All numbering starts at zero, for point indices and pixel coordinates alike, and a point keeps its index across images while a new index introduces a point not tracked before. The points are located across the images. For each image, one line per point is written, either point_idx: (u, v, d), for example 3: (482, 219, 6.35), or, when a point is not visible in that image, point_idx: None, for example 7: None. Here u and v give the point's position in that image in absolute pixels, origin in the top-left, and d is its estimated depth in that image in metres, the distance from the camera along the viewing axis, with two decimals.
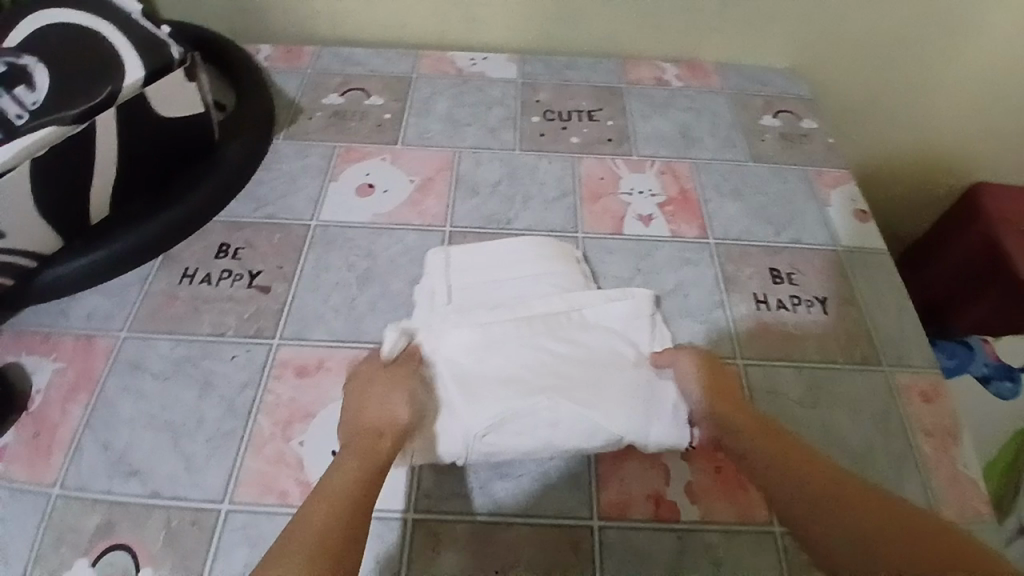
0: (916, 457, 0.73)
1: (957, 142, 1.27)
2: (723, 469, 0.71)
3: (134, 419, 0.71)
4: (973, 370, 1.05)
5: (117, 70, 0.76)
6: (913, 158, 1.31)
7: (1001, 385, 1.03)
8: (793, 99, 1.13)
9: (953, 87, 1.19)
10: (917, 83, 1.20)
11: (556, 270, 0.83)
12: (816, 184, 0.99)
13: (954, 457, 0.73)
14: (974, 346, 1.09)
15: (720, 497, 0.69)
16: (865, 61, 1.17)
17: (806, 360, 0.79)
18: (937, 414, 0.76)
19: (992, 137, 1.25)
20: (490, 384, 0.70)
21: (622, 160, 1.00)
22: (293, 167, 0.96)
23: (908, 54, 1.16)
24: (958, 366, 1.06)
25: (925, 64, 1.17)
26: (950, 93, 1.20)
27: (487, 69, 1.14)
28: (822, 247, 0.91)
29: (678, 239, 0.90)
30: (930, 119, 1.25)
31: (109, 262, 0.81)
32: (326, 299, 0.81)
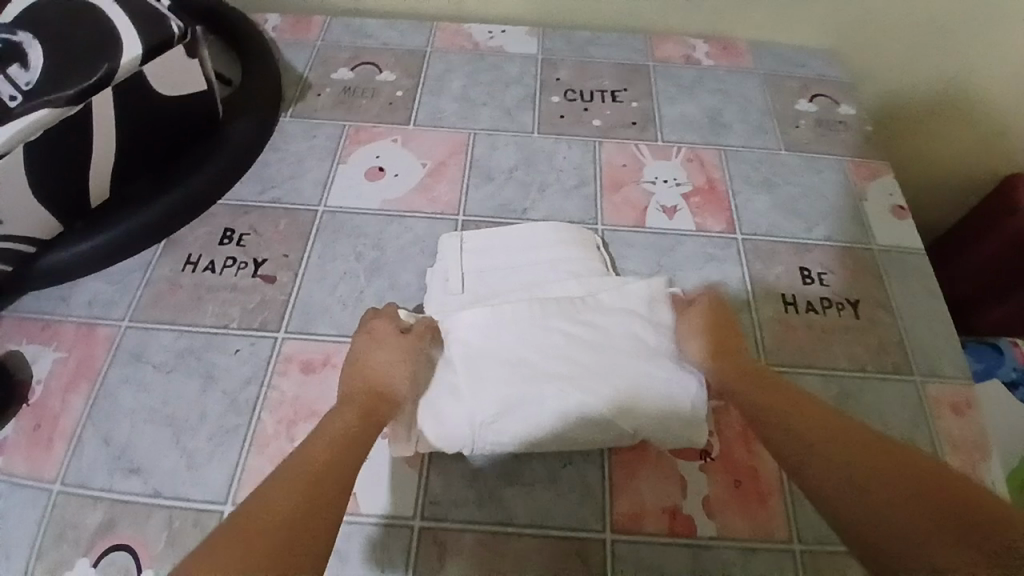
0: None
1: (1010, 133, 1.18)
2: (742, 482, 0.67)
3: (135, 413, 0.69)
4: (1001, 373, 1.01)
5: (114, 46, 0.71)
6: (960, 147, 1.21)
7: None
8: (831, 82, 1.06)
9: (1010, 70, 1.10)
10: (970, 65, 1.11)
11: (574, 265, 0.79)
12: (852, 176, 0.93)
13: (980, 472, 0.69)
14: (1001, 349, 1.05)
15: (737, 513, 0.66)
16: (903, 45, 1.10)
17: (834, 367, 0.75)
18: (969, 428, 0.72)
19: None
20: (497, 367, 0.67)
21: (646, 146, 0.94)
22: (300, 148, 0.91)
23: (960, 33, 1.07)
24: (986, 369, 1.01)
25: (979, 45, 1.08)
26: (1006, 77, 1.11)
27: (506, 43, 1.08)
28: (856, 245, 0.86)
29: (702, 233, 0.85)
30: (981, 106, 1.15)
31: (109, 247, 0.78)
32: (333, 291, 0.78)
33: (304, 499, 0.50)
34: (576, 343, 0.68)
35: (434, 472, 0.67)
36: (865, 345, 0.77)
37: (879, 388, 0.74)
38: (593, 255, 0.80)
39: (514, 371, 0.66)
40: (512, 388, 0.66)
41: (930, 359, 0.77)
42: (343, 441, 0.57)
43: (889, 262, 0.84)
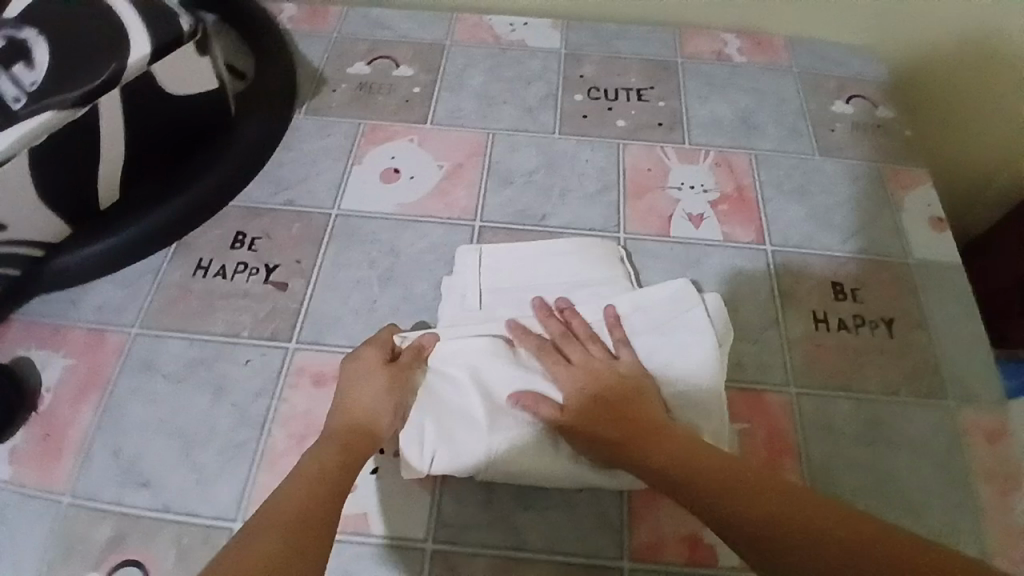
0: (980, 507, 0.65)
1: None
2: None
3: (145, 423, 0.68)
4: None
5: (122, 45, 0.70)
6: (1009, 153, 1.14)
7: None
8: (869, 80, 1.01)
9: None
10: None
11: (595, 277, 0.76)
12: (890, 184, 0.88)
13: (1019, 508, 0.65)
14: None
15: None
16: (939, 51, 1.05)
17: (866, 391, 0.71)
18: (1008, 460, 0.68)
19: None
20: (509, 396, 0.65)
21: (673, 149, 0.90)
22: (314, 147, 0.89)
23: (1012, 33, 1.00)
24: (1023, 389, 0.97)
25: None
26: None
27: (528, 37, 1.04)
28: (892, 260, 0.81)
29: (730, 244, 0.82)
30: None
31: (120, 250, 0.76)
32: (346, 300, 0.76)
33: (293, 540, 0.49)
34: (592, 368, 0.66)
35: (446, 493, 0.65)
36: (898, 367, 0.73)
37: (913, 413, 0.71)
38: (616, 268, 0.77)
39: (527, 390, 0.65)
40: (528, 409, 0.64)
41: (965, 384, 0.73)
42: (322, 493, 0.54)
43: (928, 278, 0.80)
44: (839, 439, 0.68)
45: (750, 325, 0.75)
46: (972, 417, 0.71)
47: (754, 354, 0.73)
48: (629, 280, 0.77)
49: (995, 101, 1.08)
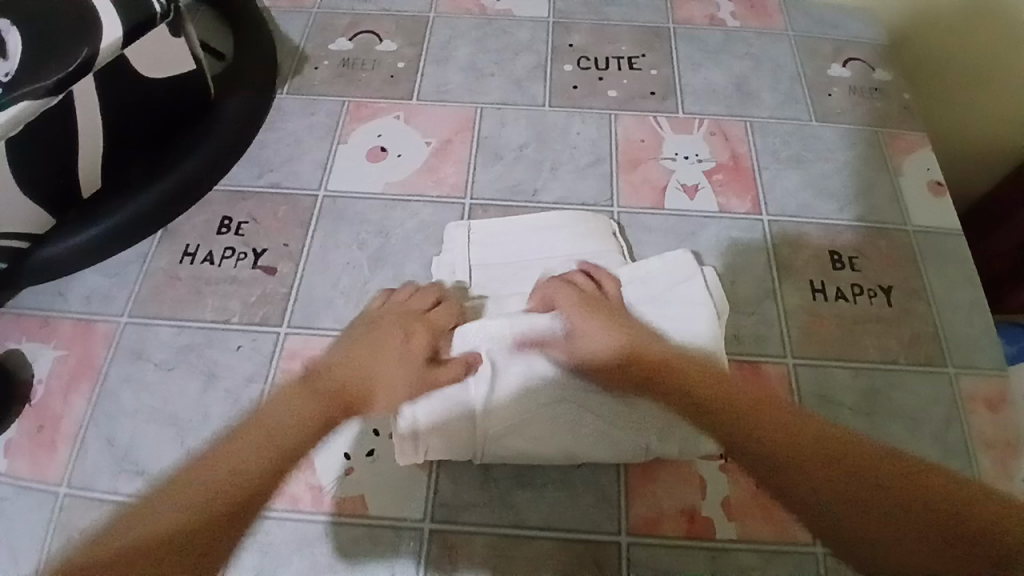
0: (977, 474, 0.66)
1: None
2: None
3: (138, 412, 0.67)
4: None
5: (90, 27, 0.67)
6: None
7: None
8: (867, 42, 0.98)
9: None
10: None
11: (588, 251, 0.74)
12: (887, 149, 0.87)
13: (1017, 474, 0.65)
14: None
15: (759, 516, 0.63)
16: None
17: (864, 361, 0.71)
18: (1005, 426, 0.68)
19: None
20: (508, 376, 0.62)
21: (666, 119, 0.88)
22: (298, 127, 0.87)
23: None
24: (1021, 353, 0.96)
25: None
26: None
27: (516, 6, 1.00)
28: (891, 226, 0.80)
29: (725, 214, 0.80)
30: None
31: (104, 240, 0.75)
32: (335, 282, 0.74)
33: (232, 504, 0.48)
34: None
35: (443, 474, 0.64)
36: (898, 334, 0.73)
37: (912, 381, 0.70)
38: (610, 243, 0.76)
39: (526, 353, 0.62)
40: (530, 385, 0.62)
41: (964, 350, 0.72)
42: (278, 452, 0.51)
43: (928, 245, 0.79)
44: (837, 408, 0.68)
45: (746, 297, 0.74)
46: (970, 383, 0.70)
47: (750, 326, 0.72)
48: (623, 253, 0.76)
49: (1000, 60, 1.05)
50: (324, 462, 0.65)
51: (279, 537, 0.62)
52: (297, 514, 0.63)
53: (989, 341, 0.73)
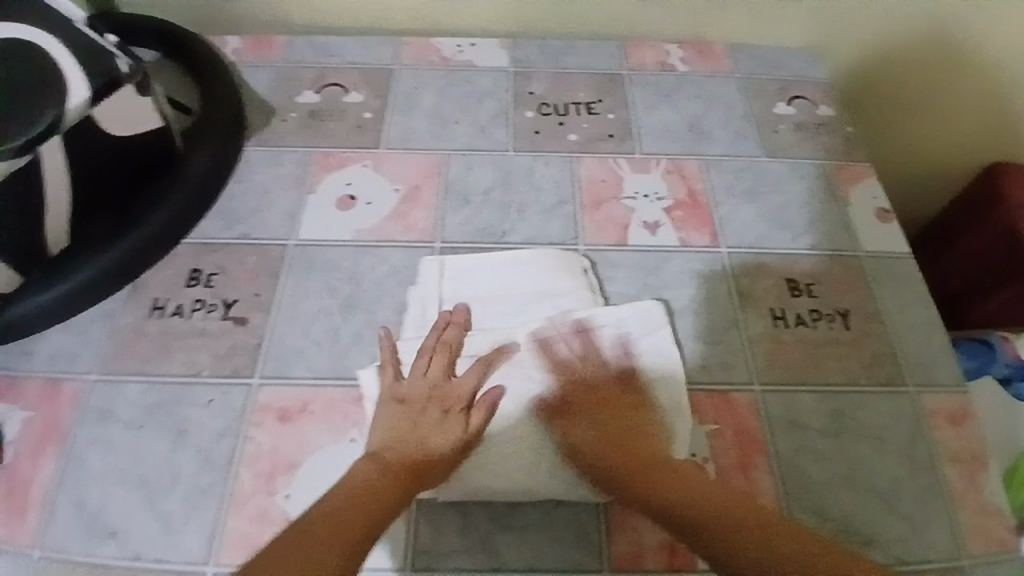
0: (944, 487, 0.68)
1: (1001, 120, 1.18)
2: None
3: (106, 474, 0.65)
4: (994, 369, 0.99)
5: (59, 93, 0.69)
6: (954, 133, 1.22)
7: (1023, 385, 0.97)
8: (809, 81, 1.05)
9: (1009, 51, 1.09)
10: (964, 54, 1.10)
11: (561, 289, 0.76)
12: (834, 180, 0.92)
13: (982, 485, 0.68)
14: (994, 345, 1.03)
15: None
16: (882, 33, 1.09)
17: (828, 384, 0.73)
18: (965, 438, 0.71)
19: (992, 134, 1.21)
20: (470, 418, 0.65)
21: (625, 159, 0.92)
22: (266, 178, 0.88)
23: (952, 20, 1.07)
24: (978, 367, 1.00)
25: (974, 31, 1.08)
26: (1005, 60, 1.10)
27: (477, 56, 1.05)
28: (843, 253, 0.84)
29: (686, 248, 0.83)
30: (974, 94, 1.15)
31: (69, 297, 0.74)
32: (306, 331, 0.74)
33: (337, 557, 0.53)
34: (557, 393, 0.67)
35: (423, 520, 0.64)
36: (859, 356, 0.76)
37: (877, 400, 0.73)
38: (579, 280, 0.78)
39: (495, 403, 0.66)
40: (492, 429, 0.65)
41: (926, 367, 0.76)
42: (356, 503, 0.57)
43: (880, 267, 0.83)
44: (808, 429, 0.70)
45: (712, 326, 0.77)
46: (930, 400, 0.73)
47: (717, 354, 0.74)
48: (592, 290, 0.78)
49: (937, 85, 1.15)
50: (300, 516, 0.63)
51: None
52: None
53: (945, 358, 0.76)
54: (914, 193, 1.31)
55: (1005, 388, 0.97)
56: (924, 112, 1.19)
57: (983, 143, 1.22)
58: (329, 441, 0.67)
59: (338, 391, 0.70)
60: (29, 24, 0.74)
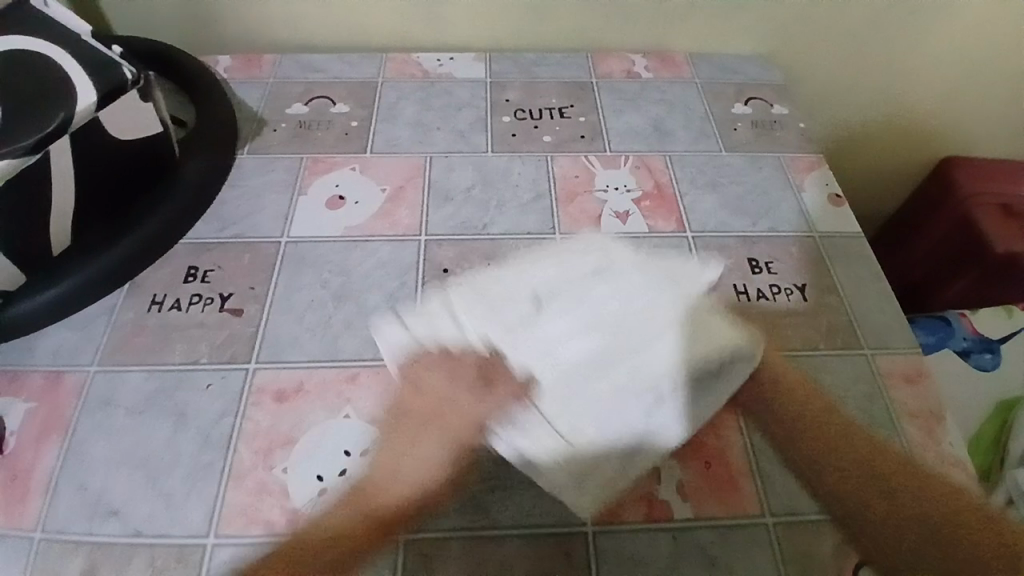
0: (902, 439, 0.73)
1: (941, 117, 1.30)
2: (712, 464, 0.70)
3: (109, 456, 0.68)
4: (952, 342, 1.07)
5: (69, 95, 0.74)
6: (902, 130, 1.32)
7: (981, 357, 1.05)
8: (764, 84, 1.13)
9: (947, 55, 1.20)
10: (909, 58, 1.20)
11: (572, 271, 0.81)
12: (789, 171, 0.99)
13: (938, 436, 0.73)
14: (952, 321, 1.11)
15: (710, 494, 0.68)
16: (833, 43, 1.18)
17: (789, 349, 0.79)
18: (920, 394, 0.76)
19: (944, 124, 1.31)
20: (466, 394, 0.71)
21: (596, 157, 0.99)
22: (259, 183, 0.93)
23: (897, 28, 1.16)
24: (937, 342, 1.07)
25: (917, 37, 1.17)
26: (944, 62, 1.21)
27: (455, 69, 1.12)
28: (799, 234, 0.91)
29: (655, 234, 0.90)
30: (918, 94, 1.26)
31: (73, 295, 0.78)
32: (300, 319, 0.79)
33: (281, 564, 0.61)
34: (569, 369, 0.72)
35: None
36: (818, 326, 0.81)
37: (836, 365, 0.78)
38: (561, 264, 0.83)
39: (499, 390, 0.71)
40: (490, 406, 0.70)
41: (884, 333, 0.82)
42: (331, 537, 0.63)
43: (835, 246, 0.90)
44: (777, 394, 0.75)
45: None
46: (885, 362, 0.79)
47: None
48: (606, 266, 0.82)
49: (885, 86, 1.25)
50: (296, 486, 0.67)
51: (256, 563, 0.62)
52: (272, 539, 0.64)
53: (896, 325, 0.83)
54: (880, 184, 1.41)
55: (960, 360, 1.05)
56: (874, 111, 1.29)
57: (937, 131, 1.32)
58: (327, 419, 0.71)
59: (331, 371, 0.75)
60: (42, 42, 0.79)
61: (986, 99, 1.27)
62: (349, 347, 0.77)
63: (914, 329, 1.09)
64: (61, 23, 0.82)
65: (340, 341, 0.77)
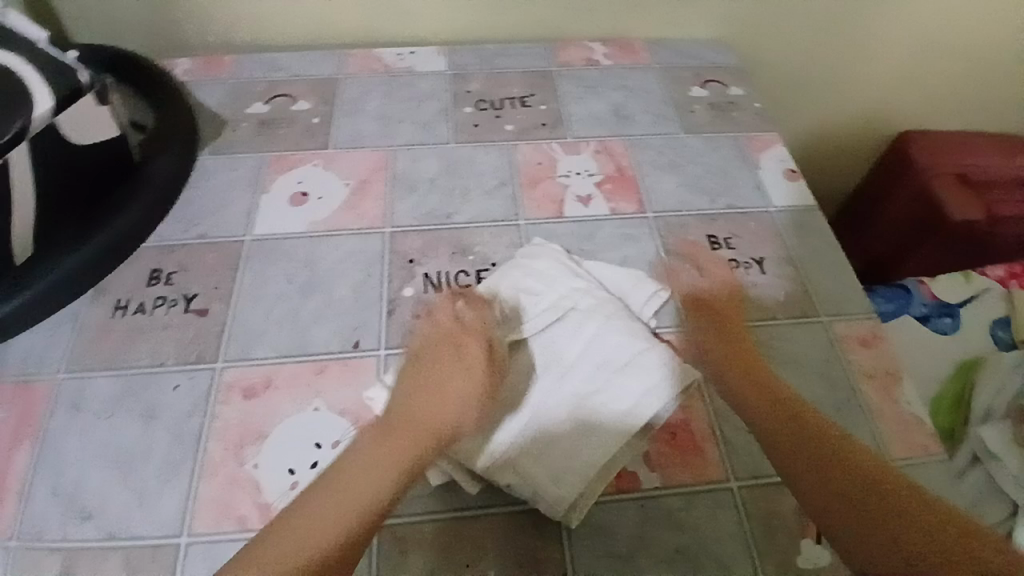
0: (861, 401, 0.75)
1: (893, 94, 1.34)
2: (677, 434, 0.72)
3: (79, 459, 0.68)
4: (913, 309, 1.10)
5: (25, 104, 0.74)
6: (859, 107, 1.35)
7: (939, 321, 1.09)
8: (720, 67, 1.16)
9: (896, 33, 1.23)
10: (860, 36, 1.23)
11: (542, 270, 0.82)
12: (747, 149, 1.01)
13: (897, 396, 0.75)
14: (910, 288, 1.13)
15: (676, 464, 0.70)
16: (787, 24, 1.21)
17: (750, 321, 0.81)
18: (877, 358, 0.79)
19: (898, 99, 1.34)
20: None
21: (558, 144, 1.00)
22: (221, 182, 0.93)
23: (846, 7, 1.19)
24: (896, 309, 1.10)
25: (867, 16, 1.20)
26: (893, 40, 1.25)
27: (416, 62, 1.13)
28: (758, 211, 0.93)
29: (618, 216, 0.91)
30: (870, 73, 1.30)
31: (37, 302, 0.77)
32: (267, 314, 0.79)
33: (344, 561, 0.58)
34: (551, 375, 0.73)
35: None
36: (780, 300, 0.84)
37: (799, 336, 0.80)
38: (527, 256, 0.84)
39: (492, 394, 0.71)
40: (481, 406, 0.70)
41: (846, 304, 0.84)
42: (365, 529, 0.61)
43: (793, 220, 0.92)
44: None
45: None
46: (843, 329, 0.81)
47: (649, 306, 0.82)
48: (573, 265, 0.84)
49: (840, 64, 1.28)
50: (270, 478, 0.67)
51: (231, 556, 0.63)
52: (246, 531, 0.64)
53: (853, 294, 0.85)
54: (841, 161, 1.44)
55: (920, 326, 1.08)
56: (829, 91, 1.32)
57: (892, 106, 1.36)
58: (297, 411, 0.71)
59: (300, 364, 0.75)
60: None
61: (936, 75, 1.31)
62: (318, 340, 0.77)
63: (875, 298, 1.12)
64: (9, 30, 0.81)
65: (308, 336, 0.78)
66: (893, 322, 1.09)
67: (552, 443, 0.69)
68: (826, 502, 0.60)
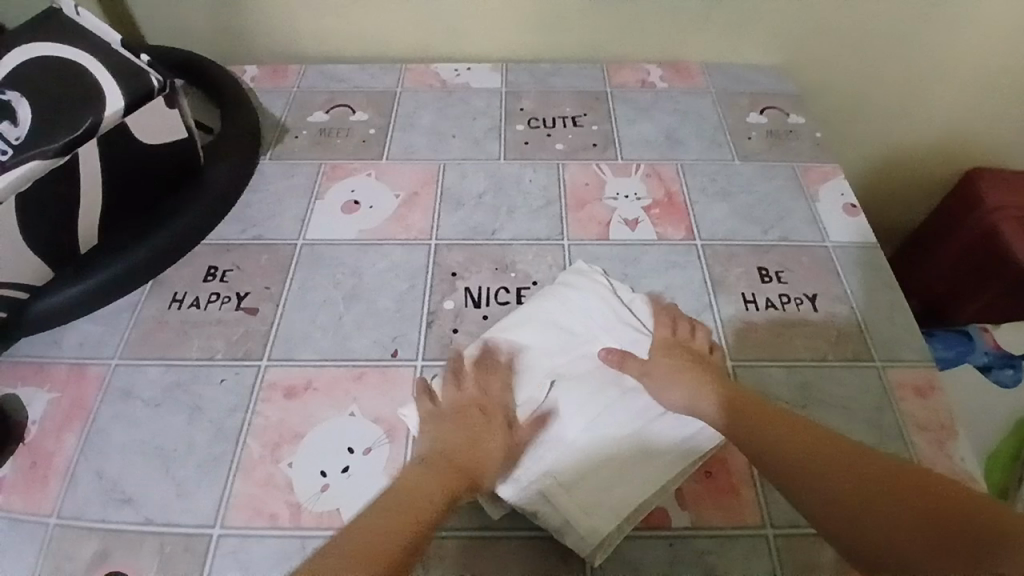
0: (912, 453, 0.71)
1: (965, 130, 1.27)
2: (713, 473, 0.70)
3: (126, 446, 0.71)
4: (976, 358, 1.05)
5: (97, 104, 0.77)
6: (928, 141, 1.29)
7: (1001, 372, 1.02)
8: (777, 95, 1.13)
9: (970, 66, 1.18)
10: (935, 68, 1.19)
11: (578, 295, 0.79)
12: (803, 180, 0.98)
13: (952, 451, 0.71)
14: (973, 335, 1.08)
15: (710, 503, 0.68)
16: (854, 53, 1.17)
17: (797, 359, 0.78)
18: (932, 408, 0.75)
19: (970, 135, 1.28)
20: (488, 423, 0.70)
21: (607, 165, 1.00)
22: (279, 187, 0.97)
23: (918, 38, 1.15)
24: (956, 357, 1.05)
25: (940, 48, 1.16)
26: (967, 74, 1.19)
27: (472, 79, 1.14)
28: (813, 245, 0.90)
29: (664, 242, 0.90)
30: (940, 106, 1.24)
31: (100, 290, 0.82)
32: (312, 318, 0.81)
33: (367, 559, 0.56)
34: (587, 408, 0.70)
35: None
36: (831, 343, 0.80)
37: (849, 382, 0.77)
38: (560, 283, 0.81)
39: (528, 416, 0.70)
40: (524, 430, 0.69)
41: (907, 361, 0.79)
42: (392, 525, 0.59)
43: (849, 257, 0.89)
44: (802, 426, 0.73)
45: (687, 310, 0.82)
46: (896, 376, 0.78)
47: None
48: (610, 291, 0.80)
49: (912, 95, 1.23)
50: (302, 481, 0.68)
51: (259, 554, 0.64)
52: (275, 530, 0.65)
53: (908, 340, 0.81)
54: (905, 197, 1.38)
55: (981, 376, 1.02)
56: (895, 123, 1.27)
57: (963, 143, 1.29)
58: (333, 416, 0.73)
59: (339, 370, 0.77)
60: (79, 50, 0.83)
61: (1017, 114, 1.24)
62: (358, 347, 0.79)
63: (933, 344, 1.08)
64: (94, 30, 0.86)
65: (350, 344, 0.80)
66: (950, 366, 1.03)
67: (588, 479, 0.66)
68: (832, 509, 0.57)
